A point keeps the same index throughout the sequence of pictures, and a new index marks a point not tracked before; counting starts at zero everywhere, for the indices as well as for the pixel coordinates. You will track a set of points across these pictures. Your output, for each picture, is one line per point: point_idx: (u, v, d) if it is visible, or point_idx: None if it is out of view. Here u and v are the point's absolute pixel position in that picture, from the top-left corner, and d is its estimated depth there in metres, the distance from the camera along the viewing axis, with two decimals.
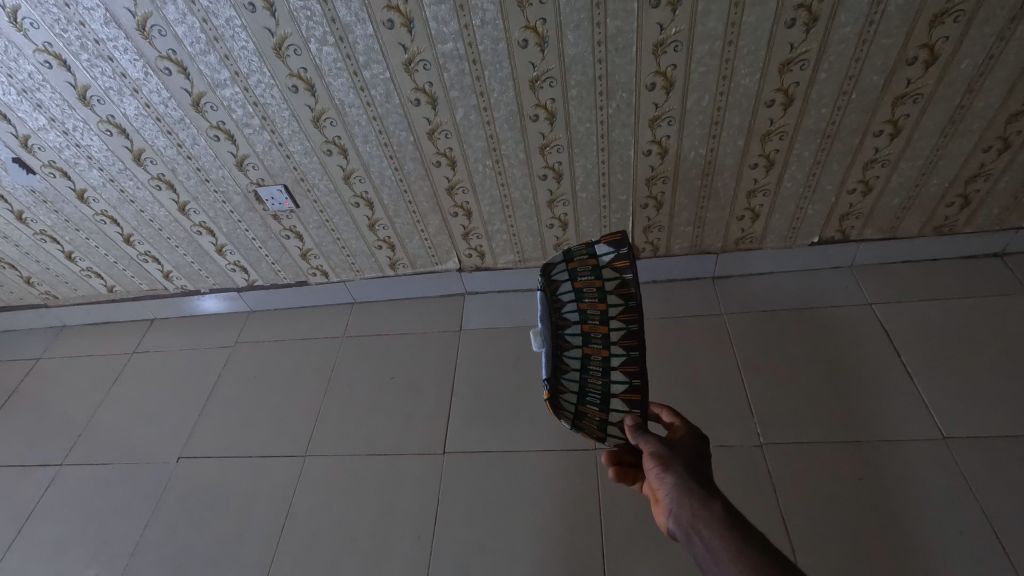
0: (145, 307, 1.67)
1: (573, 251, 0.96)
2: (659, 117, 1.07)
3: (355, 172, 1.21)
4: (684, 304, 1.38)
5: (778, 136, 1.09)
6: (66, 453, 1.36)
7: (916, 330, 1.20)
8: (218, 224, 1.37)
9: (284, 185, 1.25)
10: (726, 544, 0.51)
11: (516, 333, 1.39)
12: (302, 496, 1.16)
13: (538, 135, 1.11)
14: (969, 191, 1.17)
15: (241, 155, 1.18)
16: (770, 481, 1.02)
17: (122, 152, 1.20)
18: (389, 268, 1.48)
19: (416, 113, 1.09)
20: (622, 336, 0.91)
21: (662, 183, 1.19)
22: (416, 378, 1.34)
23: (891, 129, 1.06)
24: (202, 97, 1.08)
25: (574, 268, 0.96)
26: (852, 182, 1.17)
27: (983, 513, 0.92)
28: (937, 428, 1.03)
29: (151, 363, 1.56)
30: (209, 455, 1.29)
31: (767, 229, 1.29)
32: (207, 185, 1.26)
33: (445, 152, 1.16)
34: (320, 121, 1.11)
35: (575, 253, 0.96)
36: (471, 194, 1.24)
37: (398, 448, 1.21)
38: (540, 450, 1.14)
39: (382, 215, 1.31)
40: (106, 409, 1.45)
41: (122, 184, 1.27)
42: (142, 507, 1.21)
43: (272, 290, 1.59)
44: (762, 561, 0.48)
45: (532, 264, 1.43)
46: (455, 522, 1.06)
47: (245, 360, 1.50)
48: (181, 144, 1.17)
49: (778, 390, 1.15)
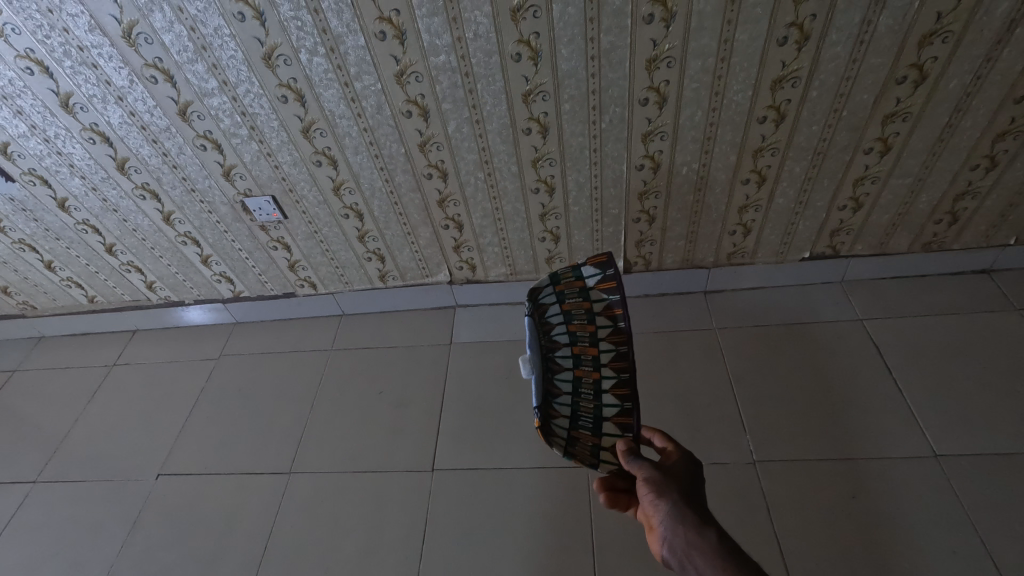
0: (127, 318, 1.63)
1: (559, 273, 0.96)
2: (652, 131, 1.06)
3: (345, 183, 1.20)
4: (676, 319, 1.37)
5: (770, 151, 1.09)
6: (39, 470, 1.31)
7: (907, 347, 1.20)
8: (203, 234, 1.34)
9: (272, 196, 1.23)
10: (721, 574, 0.50)
11: (507, 347, 1.38)
12: (285, 515, 1.12)
13: (531, 149, 1.11)
14: (957, 208, 1.18)
15: (228, 164, 1.16)
16: (764, 500, 1.00)
17: (105, 161, 1.17)
18: (379, 280, 1.46)
19: (408, 124, 1.08)
20: (612, 358, 0.91)
21: (654, 197, 1.19)
22: (405, 393, 1.32)
23: (881, 147, 1.07)
24: (188, 105, 1.06)
25: (562, 290, 0.96)
26: (843, 199, 1.17)
27: (977, 532, 0.91)
28: (930, 445, 1.03)
29: (132, 376, 1.52)
30: (190, 472, 1.25)
31: (759, 244, 1.29)
32: (193, 195, 1.24)
33: (436, 164, 1.15)
34: (309, 132, 1.09)
35: (561, 276, 0.96)
36: (463, 206, 1.23)
37: (385, 465, 1.18)
38: (531, 467, 1.12)
39: (372, 226, 1.30)
40: (83, 423, 1.41)
41: (105, 193, 1.25)
42: (118, 526, 1.17)
43: (259, 301, 1.55)
44: None
45: (523, 277, 1.42)
46: (443, 543, 1.03)
47: (229, 373, 1.47)
48: (167, 154, 1.15)
49: (771, 406, 1.14)
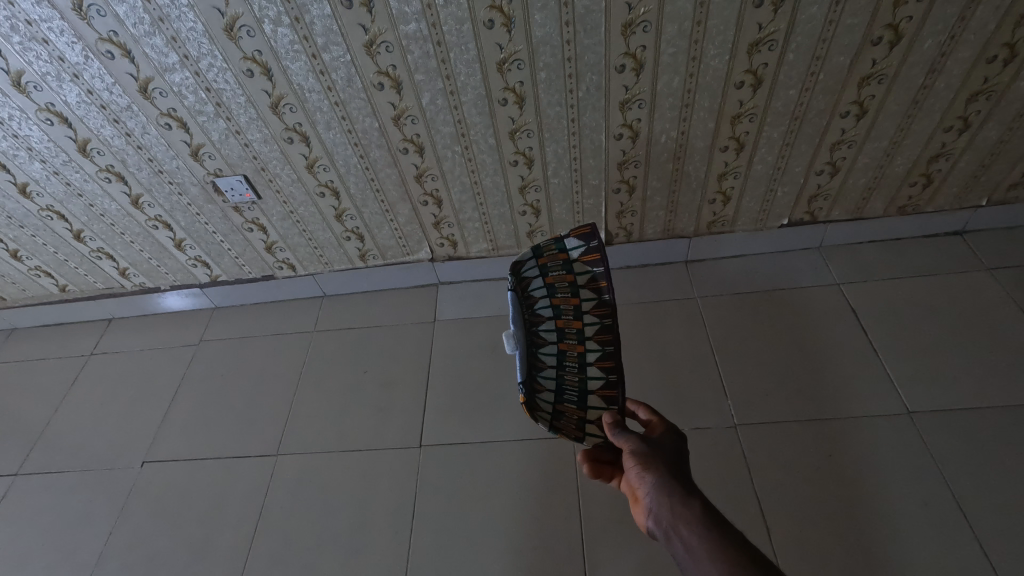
0: (102, 307, 1.59)
1: (542, 246, 0.95)
2: (629, 100, 1.05)
3: (319, 161, 1.17)
4: (658, 289, 1.38)
5: (748, 118, 1.08)
6: (21, 463, 1.29)
7: (882, 310, 1.23)
8: (175, 217, 1.31)
9: (244, 175, 1.19)
10: (705, 545, 0.51)
11: (491, 323, 1.38)
12: (275, 496, 1.13)
13: (508, 120, 1.09)
14: (931, 170, 1.19)
15: (196, 144, 1.13)
16: (745, 461, 1.03)
17: (65, 143, 1.13)
18: (359, 259, 1.44)
19: (380, 97, 1.05)
20: (597, 330, 0.93)
21: (634, 167, 1.18)
22: (391, 372, 1.31)
23: (858, 111, 1.07)
24: (149, 82, 1.01)
25: (545, 263, 0.96)
26: (820, 164, 1.18)
27: (946, 483, 0.95)
28: (903, 403, 1.06)
29: (112, 365, 1.49)
30: (177, 457, 1.24)
31: (738, 212, 1.30)
32: (161, 176, 1.20)
33: (412, 139, 1.12)
34: (279, 107, 1.06)
35: (544, 249, 0.95)
36: (441, 181, 1.21)
37: (374, 443, 1.18)
38: (518, 440, 1.13)
39: (349, 205, 1.27)
40: (64, 414, 1.38)
41: (67, 177, 1.20)
42: (106, 515, 1.16)
43: (237, 285, 1.53)
44: (741, 562, 0.48)
45: (505, 252, 1.41)
46: (434, 517, 1.04)
47: (212, 358, 1.45)
48: (130, 134, 1.11)
49: (751, 371, 1.17)
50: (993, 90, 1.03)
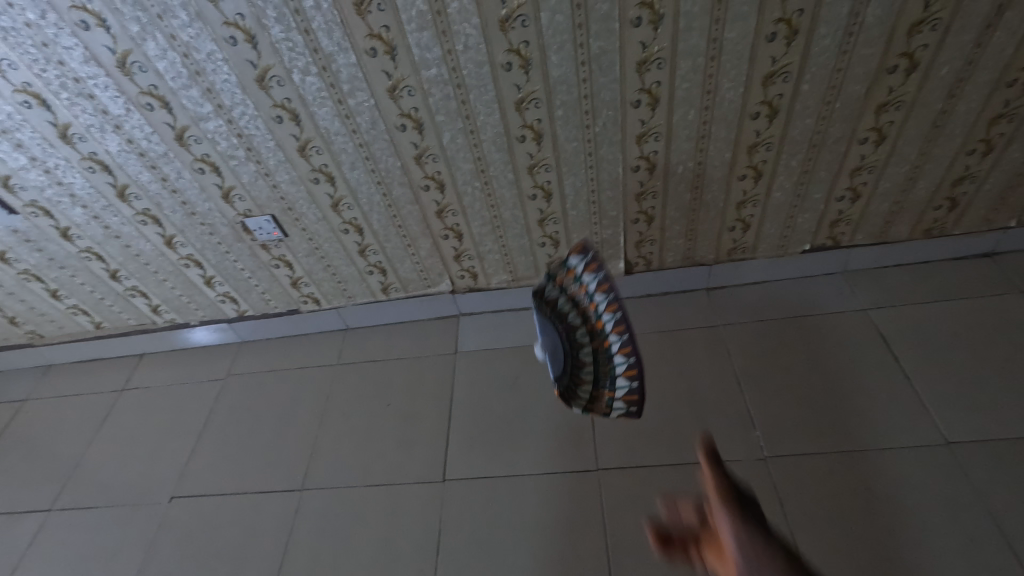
0: (134, 343, 1.64)
1: (551, 269, 0.98)
2: (646, 133, 1.07)
3: (344, 199, 1.20)
4: (680, 317, 1.37)
5: (765, 147, 1.09)
6: (55, 498, 1.32)
7: (912, 335, 1.20)
8: (205, 256, 1.35)
9: (272, 215, 1.24)
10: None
11: (512, 354, 1.38)
12: (300, 532, 1.13)
13: (526, 156, 1.11)
14: (956, 193, 1.18)
15: (227, 187, 1.17)
16: (777, 495, 1.00)
17: (105, 188, 1.18)
18: (382, 293, 1.47)
19: (403, 138, 1.08)
20: (615, 328, 0.91)
21: (652, 198, 1.19)
22: (413, 404, 1.32)
23: (876, 137, 1.07)
24: (185, 130, 1.06)
25: (561, 277, 0.98)
26: (841, 189, 1.17)
27: (992, 518, 0.91)
28: (942, 433, 1.02)
29: (142, 400, 1.53)
30: (204, 492, 1.25)
31: (759, 239, 1.29)
32: (194, 218, 1.25)
33: (433, 176, 1.15)
34: (306, 150, 1.10)
35: (554, 269, 0.98)
36: (462, 216, 1.23)
37: (397, 477, 1.18)
38: (542, 473, 1.12)
39: (372, 240, 1.30)
40: (95, 449, 1.41)
41: (106, 220, 1.26)
42: (134, 552, 1.17)
43: (264, 319, 1.56)
44: None
45: (525, 283, 1.42)
46: (458, 555, 1.03)
47: (238, 392, 1.47)
48: (166, 179, 1.16)
49: (779, 400, 1.14)
50: (1015, 113, 1.02)
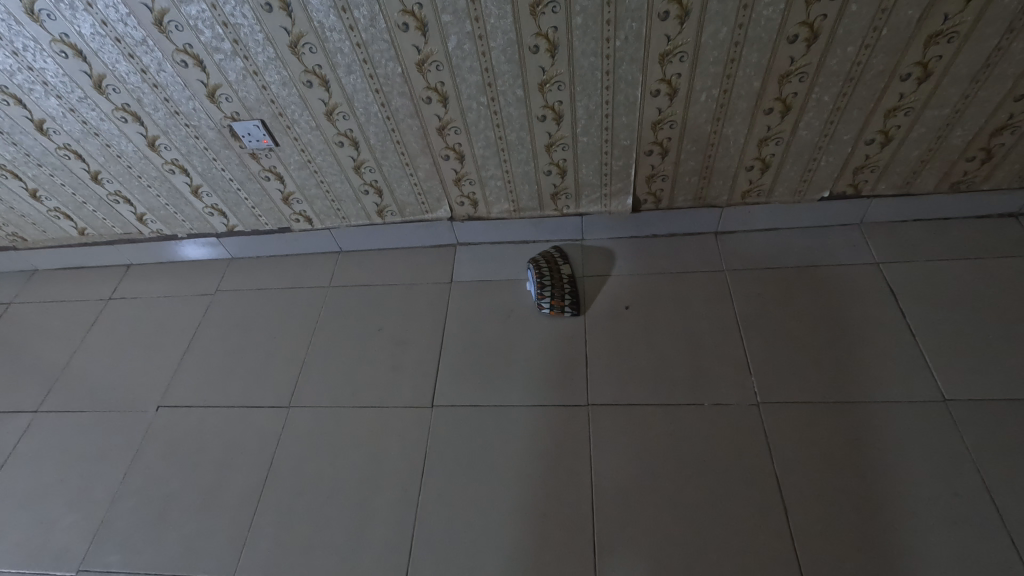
0: (121, 252, 1.59)
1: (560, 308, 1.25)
2: (670, 52, 0.98)
3: (338, 108, 1.12)
4: (684, 259, 1.32)
5: (798, 77, 1.00)
6: (41, 400, 1.31)
7: (922, 292, 1.16)
8: (191, 162, 1.28)
9: (262, 120, 1.15)
10: None
11: (508, 287, 1.34)
12: (286, 447, 1.13)
13: (538, 70, 1.02)
14: (993, 145, 1.10)
15: (213, 84, 1.08)
16: (766, 439, 0.99)
17: (80, 78, 1.09)
18: (377, 216, 1.41)
19: (404, 40, 0.99)
20: (549, 281, 1.27)
21: (669, 128, 1.11)
22: (405, 331, 1.29)
23: (920, 73, 0.98)
24: (164, 14, 0.97)
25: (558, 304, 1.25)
26: (872, 132, 1.09)
27: (980, 474, 0.90)
28: (940, 390, 1.01)
29: (130, 310, 1.50)
30: (191, 403, 1.24)
31: (777, 182, 1.22)
32: (177, 118, 1.16)
33: (436, 87, 1.07)
34: (298, 47, 1.01)
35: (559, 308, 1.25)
36: (464, 135, 1.16)
37: (386, 400, 1.17)
38: (531, 405, 1.11)
39: (368, 156, 1.23)
40: (82, 356, 1.40)
41: (84, 115, 1.17)
42: (121, 455, 1.17)
43: (253, 236, 1.51)
44: None
45: (526, 214, 1.36)
46: (444, 476, 1.03)
47: (228, 308, 1.44)
48: (146, 71, 1.07)
49: (778, 348, 1.12)
50: None
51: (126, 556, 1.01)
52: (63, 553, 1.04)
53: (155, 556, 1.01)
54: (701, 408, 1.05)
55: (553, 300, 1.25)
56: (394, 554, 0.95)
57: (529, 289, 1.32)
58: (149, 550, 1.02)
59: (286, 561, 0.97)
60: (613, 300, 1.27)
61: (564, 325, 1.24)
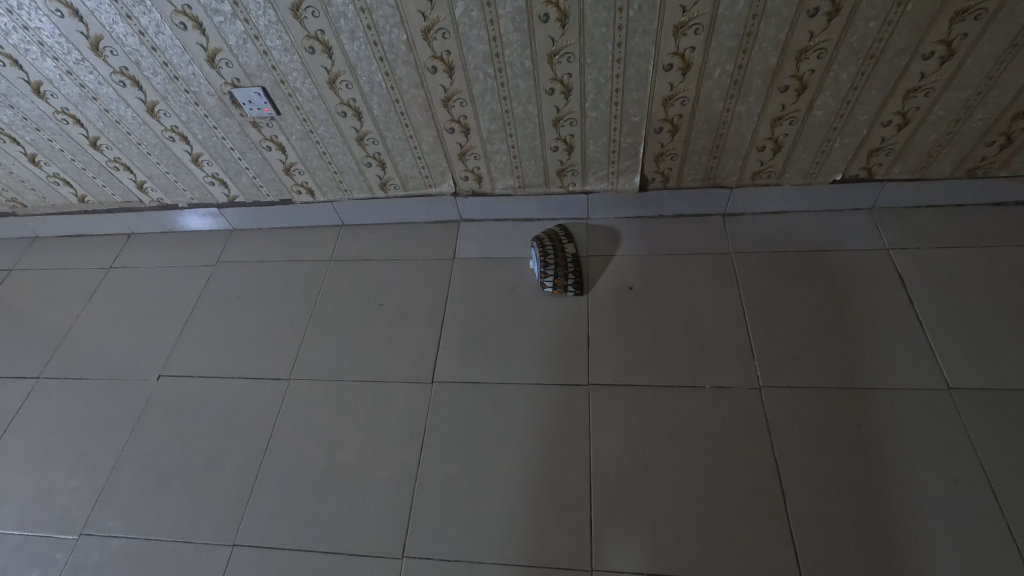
0: (122, 221, 1.58)
1: (565, 287, 1.23)
2: (685, 23, 0.94)
3: (341, 76, 1.09)
4: (690, 241, 1.30)
5: (816, 54, 0.97)
6: (43, 366, 1.32)
7: (930, 280, 1.14)
8: (191, 130, 1.25)
9: (263, 88, 1.13)
10: None
11: (511, 264, 1.33)
12: (286, 419, 1.13)
13: (547, 40, 0.99)
14: (1014, 129, 1.07)
15: (212, 48, 1.06)
16: (766, 423, 0.99)
17: (77, 39, 1.07)
18: (380, 189, 1.38)
19: (410, 5, 0.96)
20: (554, 260, 1.26)
21: (680, 104, 1.08)
22: (407, 306, 1.29)
23: (943, 53, 0.95)
24: None
25: (563, 283, 1.23)
26: (889, 113, 1.06)
27: (980, 462, 0.90)
28: (945, 378, 1.00)
29: (131, 278, 1.49)
30: (191, 373, 1.25)
31: (788, 163, 1.19)
32: (177, 83, 1.14)
33: (441, 56, 1.04)
34: (300, 11, 0.98)
35: (564, 286, 1.23)
36: (470, 107, 1.13)
37: (386, 375, 1.17)
38: (532, 383, 1.10)
39: (371, 127, 1.20)
40: (84, 323, 1.40)
41: (81, 78, 1.15)
42: (123, 422, 1.18)
43: (255, 207, 1.49)
44: None
45: (531, 191, 1.33)
46: (442, 451, 1.04)
47: (229, 279, 1.44)
48: (143, 33, 1.04)
49: (782, 332, 1.11)
50: None
51: (127, 521, 1.03)
52: (66, 516, 1.05)
53: (156, 521, 1.02)
54: (702, 390, 1.05)
55: (558, 279, 1.23)
56: (393, 525, 0.96)
57: (533, 267, 1.31)
58: (150, 515, 1.03)
59: (286, 530, 0.98)
60: (617, 280, 1.25)
61: (567, 304, 1.23)
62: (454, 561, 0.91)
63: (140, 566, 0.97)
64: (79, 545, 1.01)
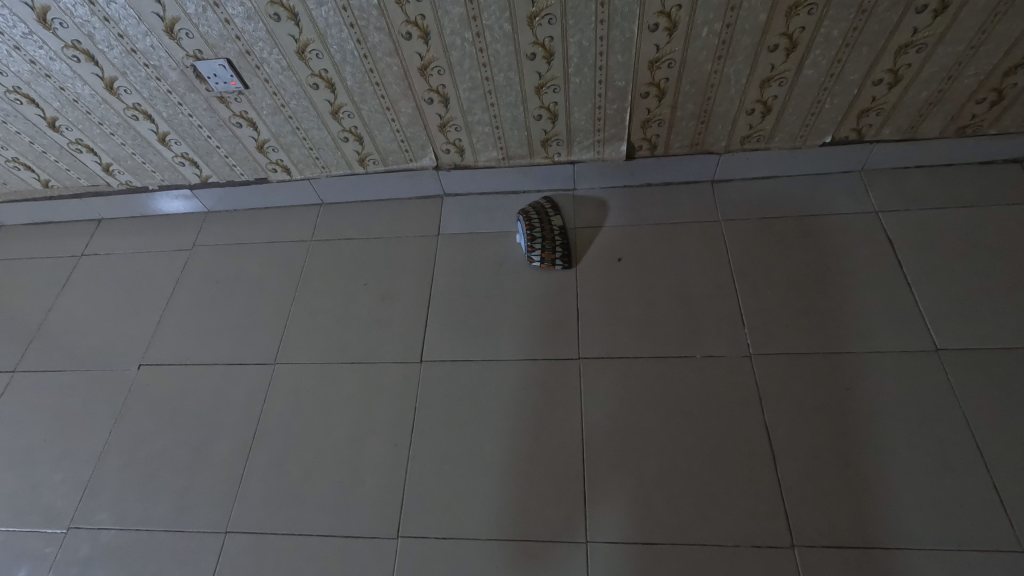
0: (90, 206, 1.51)
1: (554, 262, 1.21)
2: None
3: (310, 45, 1.03)
4: (679, 209, 1.28)
5: (806, 9, 0.93)
6: (18, 360, 1.28)
7: (920, 242, 1.13)
8: (155, 108, 1.19)
9: (228, 59, 1.06)
10: None
11: (498, 239, 1.30)
12: (274, 404, 1.11)
13: (527, 1, 0.94)
14: (1005, 85, 1.05)
15: (170, 18, 0.99)
16: (757, 392, 0.99)
17: (22, 10, 1.00)
18: (358, 164, 1.33)
19: None
20: (543, 234, 1.23)
21: (667, 67, 1.04)
22: (392, 285, 1.25)
23: (937, 5, 0.91)
24: None
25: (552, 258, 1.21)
26: (880, 72, 1.03)
27: (966, 422, 0.91)
28: (933, 341, 1.00)
29: (104, 266, 1.44)
30: (173, 362, 1.21)
31: (778, 126, 1.16)
32: (135, 58, 1.07)
33: (416, 21, 0.98)
34: None
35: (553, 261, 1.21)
36: (448, 75, 1.08)
37: (374, 356, 1.15)
38: (522, 359, 1.09)
39: (346, 99, 1.15)
40: (57, 314, 1.35)
41: (31, 53, 1.07)
42: (104, 414, 1.15)
43: (230, 188, 1.43)
44: None
45: (515, 162, 1.29)
46: (433, 431, 1.02)
47: (207, 263, 1.39)
48: (95, 2, 0.97)
49: (772, 300, 1.10)
50: None
51: (115, 514, 1.01)
52: (52, 511, 1.03)
53: (146, 513, 1.00)
54: (693, 360, 1.04)
55: (547, 253, 1.21)
56: (386, 507, 0.95)
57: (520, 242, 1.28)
58: (139, 507, 1.01)
59: (277, 516, 0.97)
60: (605, 252, 1.23)
61: (555, 278, 1.21)
62: (450, 539, 0.91)
63: (132, 558, 0.96)
64: (67, 540, 0.99)
